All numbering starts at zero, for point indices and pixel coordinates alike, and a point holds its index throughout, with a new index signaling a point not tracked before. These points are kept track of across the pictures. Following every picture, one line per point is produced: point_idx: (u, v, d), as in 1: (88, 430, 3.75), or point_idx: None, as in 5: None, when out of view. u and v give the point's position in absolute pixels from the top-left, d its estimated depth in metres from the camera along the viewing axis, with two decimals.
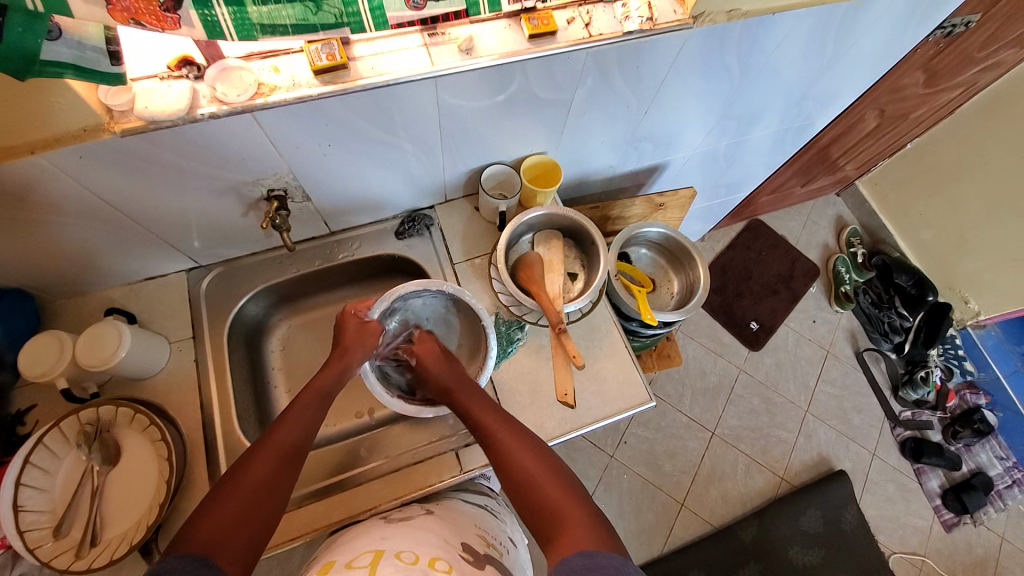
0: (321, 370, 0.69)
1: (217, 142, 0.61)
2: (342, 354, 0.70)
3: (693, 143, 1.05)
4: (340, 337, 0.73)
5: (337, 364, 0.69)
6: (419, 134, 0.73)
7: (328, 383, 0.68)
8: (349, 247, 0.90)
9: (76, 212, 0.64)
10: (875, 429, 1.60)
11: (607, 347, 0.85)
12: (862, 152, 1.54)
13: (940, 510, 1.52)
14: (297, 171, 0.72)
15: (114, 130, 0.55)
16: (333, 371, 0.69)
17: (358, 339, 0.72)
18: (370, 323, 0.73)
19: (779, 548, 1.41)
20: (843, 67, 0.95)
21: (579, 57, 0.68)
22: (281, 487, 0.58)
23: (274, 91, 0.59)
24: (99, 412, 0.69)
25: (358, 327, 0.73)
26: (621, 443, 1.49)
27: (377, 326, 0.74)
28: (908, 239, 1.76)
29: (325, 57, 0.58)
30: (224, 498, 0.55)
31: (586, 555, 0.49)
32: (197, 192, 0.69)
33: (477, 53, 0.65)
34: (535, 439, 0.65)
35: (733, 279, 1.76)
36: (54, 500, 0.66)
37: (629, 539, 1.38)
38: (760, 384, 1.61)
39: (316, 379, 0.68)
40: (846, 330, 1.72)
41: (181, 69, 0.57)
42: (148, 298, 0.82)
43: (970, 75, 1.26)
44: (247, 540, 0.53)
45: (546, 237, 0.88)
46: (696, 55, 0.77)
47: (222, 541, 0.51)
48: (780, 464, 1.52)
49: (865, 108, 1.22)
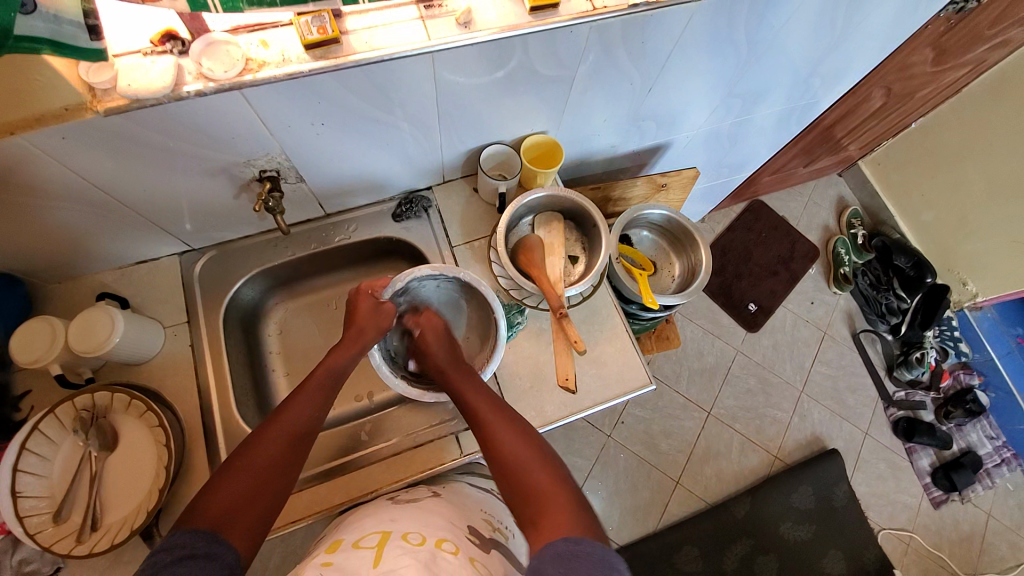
0: (334, 349, 0.68)
1: (205, 122, 0.59)
2: (358, 335, 0.70)
3: (697, 122, 1.03)
4: (354, 317, 0.72)
5: (352, 344, 0.69)
6: (416, 113, 0.70)
7: (340, 364, 0.67)
8: (345, 230, 0.89)
9: (62, 194, 0.62)
10: (868, 408, 1.62)
11: (608, 331, 0.84)
12: (866, 132, 1.52)
13: (929, 488, 1.55)
14: (290, 151, 0.70)
15: (97, 109, 0.53)
16: (348, 350, 0.68)
17: (374, 322, 0.71)
18: (386, 305, 0.73)
19: (771, 524, 1.44)
20: (853, 44, 0.92)
21: (582, 32, 0.66)
22: (290, 467, 0.58)
23: (262, 67, 0.56)
24: (94, 398, 0.68)
25: (373, 308, 0.72)
26: (618, 423, 1.50)
27: (392, 310, 0.73)
28: (908, 220, 1.75)
29: (316, 30, 0.56)
30: (231, 475, 0.55)
31: (573, 541, 0.50)
32: (187, 173, 0.67)
33: (476, 26, 0.62)
34: (525, 423, 0.64)
35: (732, 260, 1.76)
36: (53, 486, 0.65)
37: (625, 516, 1.41)
38: (756, 365, 1.62)
39: (329, 358, 0.67)
40: (844, 311, 1.72)
41: (164, 43, 0.54)
42: (141, 282, 0.80)
43: (980, 53, 1.23)
44: (256, 519, 0.53)
45: (547, 219, 0.87)
46: (703, 30, 0.74)
47: (229, 518, 0.51)
48: (774, 443, 1.54)
49: (872, 86, 1.19)
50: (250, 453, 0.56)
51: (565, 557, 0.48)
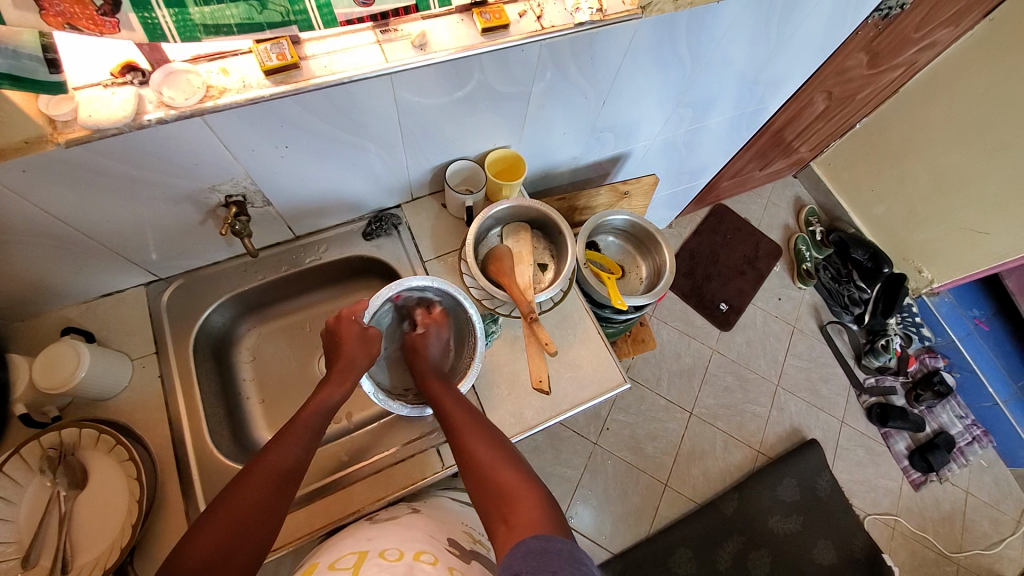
0: (322, 386, 0.69)
1: (168, 149, 0.60)
2: (345, 364, 0.70)
3: (653, 132, 1.07)
4: (339, 347, 0.72)
5: (341, 380, 0.69)
6: (380, 133, 0.73)
7: (330, 400, 0.67)
8: (316, 251, 0.89)
9: (21, 230, 0.61)
10: (842, 397, 1.67)
11: (581, 334, 0.86)
12: (814, 134, 1.61)
13: (908, 470, 1.60)
14: (255, 175, 0.71)
15: (58, 141, 0.53)
16: (336, 388, 0.68)
17: (361, 349, 0.72)
18: (371, 329, 0.74)
19: (760, 518, 1.46)
20: (790, 51, 0.98)
21: (533, 50, 0.69)
22: (275, 511, 0.57)
23: (223, 93, 0.58)
24: (62, 435, 0.67)
25: (359, 333, 0.73)
26: (603, 430, 1.51)
27: (378, 334, 0.75)
28: (863, 215, 1.84)
29: (275, 56, 0.58)
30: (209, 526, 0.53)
31: (542, 537, 0.50)
32: (151, 201, 0.67)
33: (431, 48, 0.64)
34: (498, 432, 0.65)
35: (701, 263, 1.81)
36: (20, 530, 0.63)
37: (617, 523, 1.41)
38: (732, 362, 1.66)
39: (317, 396, 0.67)
40: (810, 305, 1.79)
41: (124, 75, 0.55)
42: (106, 315, 0.79)
43: (909, 55, 1.33)
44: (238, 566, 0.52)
45: (514, 229, 0.89)
46: (648, 44, 0.78)
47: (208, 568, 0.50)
48: (756, 437, 1.57)
49: (814, 91, 1.27)
50: (236, 494, 0.56)
51: (536, 553, 0.48)
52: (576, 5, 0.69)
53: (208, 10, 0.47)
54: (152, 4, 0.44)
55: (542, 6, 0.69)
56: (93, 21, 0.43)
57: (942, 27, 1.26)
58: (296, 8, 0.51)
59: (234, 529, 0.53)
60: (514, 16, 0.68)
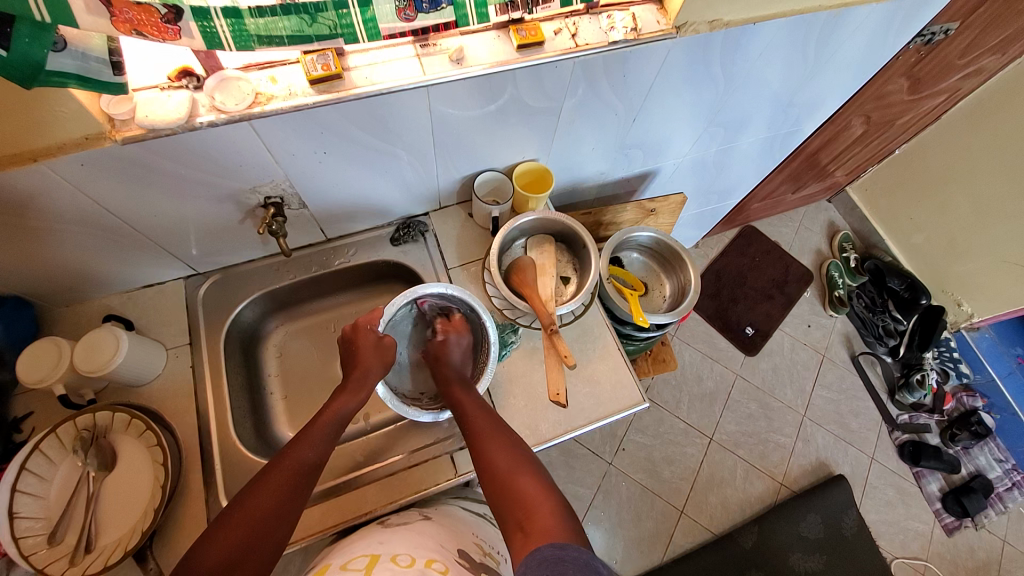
0: (338, 395, 0.70)
1: (214, 151, 0.63)
2: (361, 372, 0.71)
3: (683, 150, 1.07)
4: (355, 357, 0.73)
5: (357, 388, 0.70)
6: (414, 142, 0.75)
7: (346, 408, 0.69)
8: (345, 254, 0.92)
9: (76, 219, 0.65)
10: (872, 432, 1.60)
11: (600, 349, 0.86)
12: (850, 159, 1.57)
13: (941, 514, 1.51)
14: (293, 178, 0.74)
15: (116, 138, 0.57)
16: (352, 397, 0.70)
17: (377, 357, 0.73)
18: (387, 339, 0.75)
19: (780, 555, 1.40)
20: (827, 74, 0.97)
21: (567, 66, 0.70)
22: (287, 517, 0.57)
23: (270, 100, 0.61)
24: (96, 417, 0.70)
25: (375, 342, 0.74)
26: (619, 450, 1.49)
27: (393, 343, 0.75)
28: (899, 243, 1.78)
29: (320, 67, 0.61)
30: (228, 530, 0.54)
31: (558, 546, 0.49)
32: (196, 199, 0.70)
33: (468, 62, 0.67)
34: (516, 437, 0.66)
35: (727, 285, 1.78)
36: (49, 507, 0.66)
37: (629, 547, 1.38)
38: (757, 388, 1.62)
39: (334, 403, 0.69)
40: (841, 334, 1.73)
41: (181, 79, 0.59)
42: (145, 305, 0.83)
43: (953, 81, 1.30)
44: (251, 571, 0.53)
45: (539, 241, 0.90)
46: (682, 64, 0.79)
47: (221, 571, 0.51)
48: (778, 468, 1.52)
49: (851, 115, 1.24)
50: (256, 494, 0.57)
51: (551, 560, 0.48)
52: (611, 24, 0.71)
53: (262, 21, 0.50)
54: (211, 14, 0.47)
55: (577, 24, 0.71)
56: (158, 26, 0.46)
57: (988, 54, 1.23)
58: (343, 22, 0.54)
59: (252, 530, 0.55)
60: (549, 33, 0.70)
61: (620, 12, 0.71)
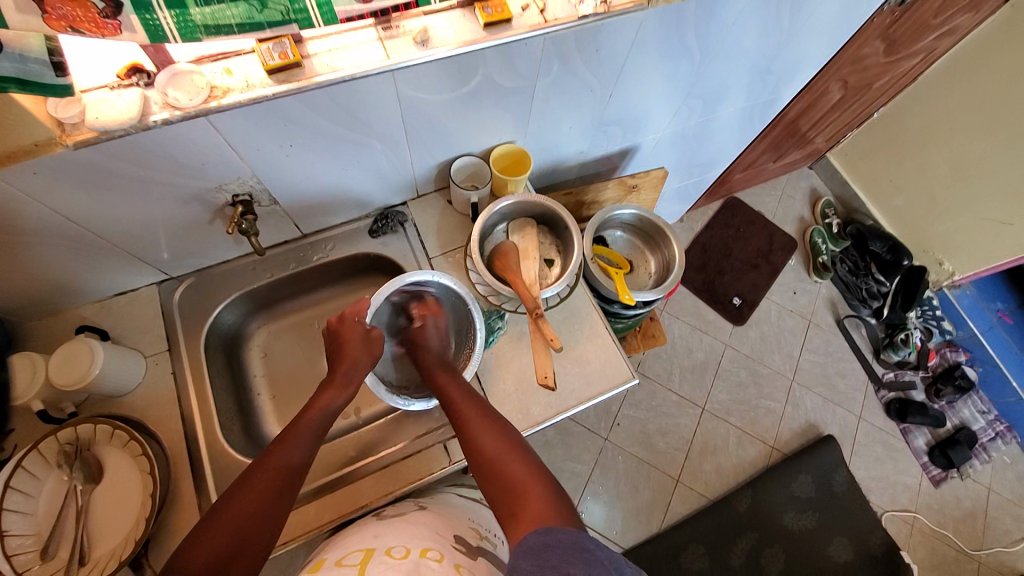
0: (324, 390, 0.69)
1: (174, 150, 0.61)
2: (346, 365, 0.70)
3: (661, 124, 1.06)
4: (341, 350, 0.72)
5: (343, 384, 0.69)
6: (384, 131, 0.73)
7: (332, 404, 0.68)
8: (323, 249, 0.90)
9: (37, 230, 0.63)
10: (860, 393, 1.64)
11: (588, 330, 0.86)
12: (830, 123, 1.57)
13: (928, 467, 1.56)
14: (261, 174, 0.71)
15: (67, 143, 0.54)
16: (339, 392, 0.69)
17: (364, 350, 0.72)
18: (374, 332, 0.74)
19: (774, 516, 1.44)
20: (804, 39, 0.96)
21: (537, 43, 0.68)
22: (275, 515, 0.57)
23: (227, 93, 0.58)
24: (77, 431, 0.68)
25: (362, 335, 0.73)
26: (614, 425, 1.51)
27: (381, 336, 0.74)
28: (880, 206, 1.79)
29: (277, 55, 0.58)
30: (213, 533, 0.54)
31: (543, 532, 0.49)
32: (161, 201, 0.68)
33: (434, 44, 0.64)
34: (506, 421, 0.66)
35: (713, 256, 1.78)
36: (39, 523, 0.65)
37: (628, 519, 1.40)
38: (746, 357, 1.64)
39: (320, 399, 0.68)
40: (827, 298, 1.75)
41: (130, 77, 0.56)
42: (120, 313, 0.80)
43: (929, 41, 1.28)
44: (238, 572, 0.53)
45: (520, 225, 0.89)
46: (655, 35, 0.77)
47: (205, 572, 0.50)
48: (770, 434, 1.55)
49: (828, 80, 1.23)
50: (241, 497, 0.56)
51: (537, 548, 0.47)
52: None
53: (209, 10, 0.47)
54: (153, 6, 0.45)
55: None
56: (95, 23, 0.43)
57: (963, 11, 1.21)
58: (296, 7, 0.51)
59: (241, 531, 0.54)
60: (517, 9, 0.67)
61: None
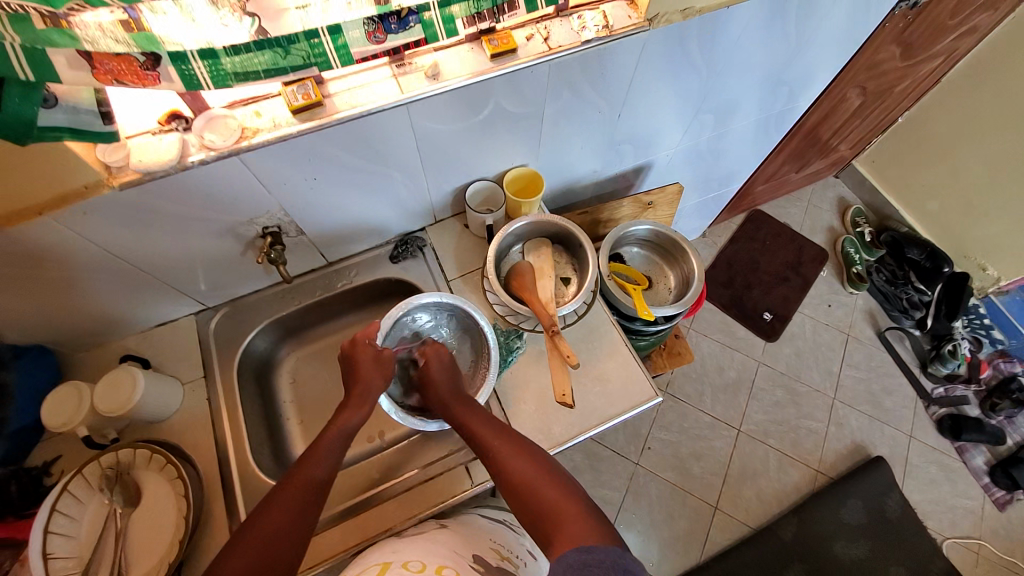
0: (341, 411, 0.70)
1: (209, 188, 0.65)
2: (361, 387, 0.72)
3: (674, 141, 1.07)
4: (355, 371, 0.73)
5: (359, 404, 0.70)
6: (402, 161, 0.77)
7: (351, 423, 0.69)
8: (347, 275, 0.93)
9: (87, 266, 0.68)
10: (908, 410, 1.54)
11: (608, 347, 0.85)
12: (853, 131, 1.54)
13: (990, 488, 1.44)
14: (288, 207, 0.76)
15: (114, 184, 0.59)
16: (355, 411, 0.70)
17: (378, 371, 0.73)
18: (386, 353, 0.75)
19: (823, 544, 1.34)
20: (813, 49, 0.96)
21: (543, 70, 0.71)
22: (299, 534, 0.58)
23: (256, 133, 0.63)
24: (118, 455, 0.73)
25: (375, 358, 0.74)
26: (645, 449, 1.46)
27: (393, 356, 0.76)
28: (915, 213, 1.73)
29: (301, 97, 0.62)
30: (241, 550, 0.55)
31: (585, 550, 0.48)
32: (199, 235, 0.73)
33: (444, 77, 0.68)
34: (535, 448, 0.65)
35: (740, 272, 1.74)
36: (81, 547, 0.67)
37: (664, 547, 1.34)
38: (781, 375, 1.57)
39: (338, 419, 0.69)
40: (864, 310, 1.68)
41: (170, 123, 0.61)
42: (160, 343, 0.85)
43: (948, 43, 1.26)
44: None
45: (535, 245, 0.90)
46: (659, 55, 0.79)
47: None
48: (813, 455, 1.47)
49: (846, 87, 1.22)
50: (267, 517, 0.58)
51: (578, 565, 0.47)
52: (583, 24, 0.71)
53: (238, 59, 0.52)
54: (189, 58, 0.49)
55: (549, 28, 0.71)
56: (137, 74, 0.49)
57: (982, 11, 1.19)
58: (316, 51, 0.55)
59: (268, 549, 0.55)
60: (522, 40, 0.71)
61: (590, 12, 0.72)
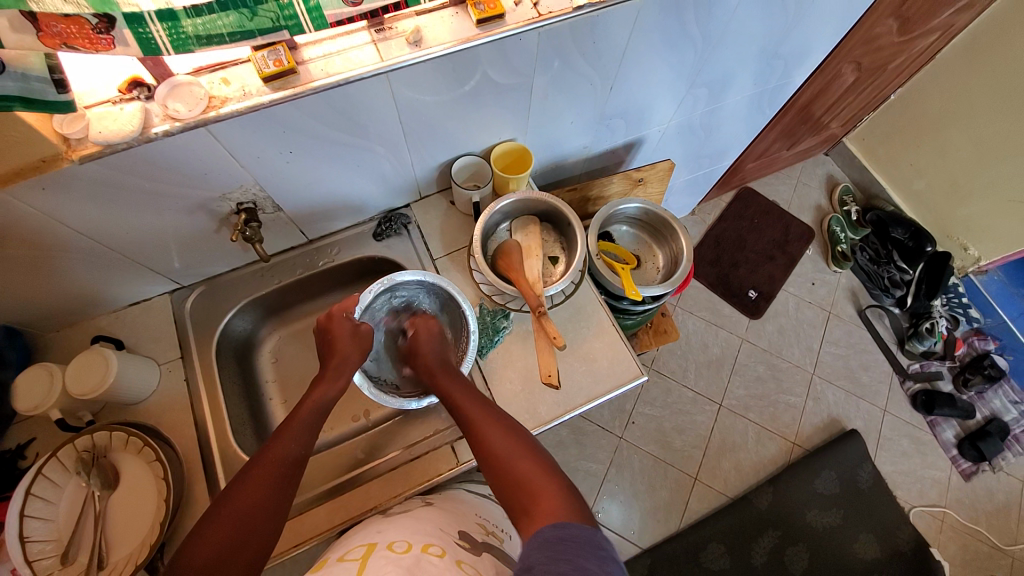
0: (317, 384, 0.69)
1: (176, 161, 0.62)
2: (338, 362, 0.71)
3: (666, 115, 1.04)
4: (332, 346, 0.72)
5: (335, 377, 0.69)
6: (384, 134, 0.73)
7: (326, 397, 0.68)
8: (329, 253, 0.91)
9: (53, 245, 0.65)
10: (884, 385, 1.59)
11: (595, 327, 0.84)
12: (844, 108, 1.52)
13: (957, 460, 1.50)
14: (263, 182, 0.72)
15: (73, 158, 0.56)
16: (330, 385, 0.69)
17: (354, 346, 0.72)
18: (363, 328, 0.74)
19: (798, 513, 1.40)
20: (811, 21, 0.93)
21: (532, 38, 0.67)
22: (273, 513, 0.57)
23: (225, 103, 0.59)
24: (94, 438, 0.70)
25: (351, 332, 0.73)
26: (629, 424, 1.49)
27: (370, 331, 0.75)
28: (901, 191, 1.74)
29: (272, 63, 0.58)
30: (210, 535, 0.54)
31: (559, 526, 0.49)
32: (168, 212, 0.69)
33: (427, 43, 0.64)
34: (515, 423, 0.64)
35: (727, 249, 1.74)
36: (60, 529, 0.66)
37: (645, 518, 1.38)
38: (764, 351, 1.60)
39: (312, 393, 0.68)
40: (847, 288, 1.70)
41: (131, 91, 0.56)
42: (134, 323, 0.82)
43: (945, 18, 1.24)
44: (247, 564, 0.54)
45: (523, 223, 0.88)
46: (654, 25, 0.75)
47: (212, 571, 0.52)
48: (790, 429, 1.51)
49: (841, 62, 1.19)
50: (238, 495, 0.57)
51: (552, 542, 0.47)
52: None
53: (200, 21, 0.48)
54: (146, 20, 0.45)
55: None
56: (89, 38, 0.44)
57: None
58: (286, 13, 0.51)
59: (240, 532, 0.55)
60: (509, 5, 0.66)
61: None
